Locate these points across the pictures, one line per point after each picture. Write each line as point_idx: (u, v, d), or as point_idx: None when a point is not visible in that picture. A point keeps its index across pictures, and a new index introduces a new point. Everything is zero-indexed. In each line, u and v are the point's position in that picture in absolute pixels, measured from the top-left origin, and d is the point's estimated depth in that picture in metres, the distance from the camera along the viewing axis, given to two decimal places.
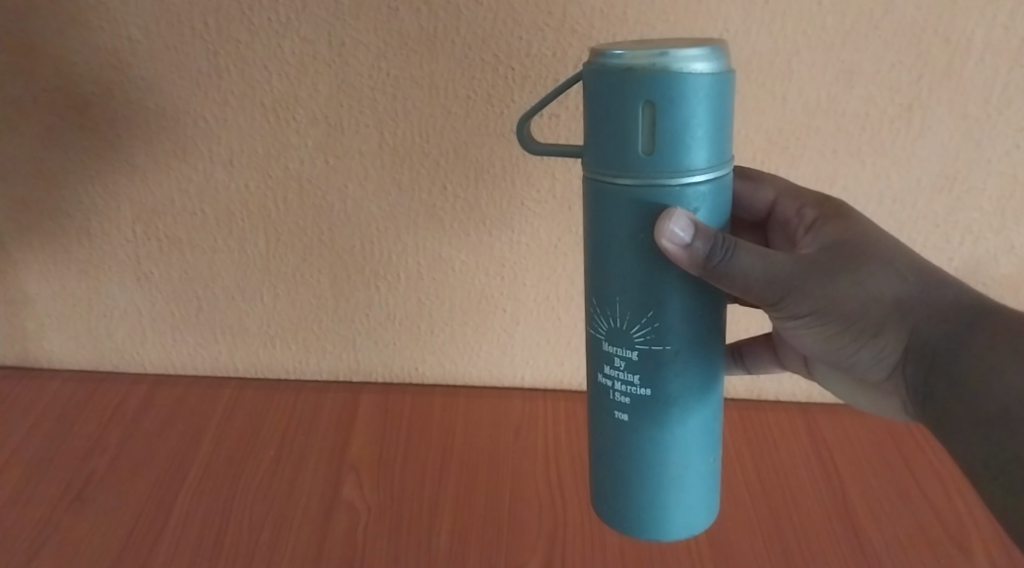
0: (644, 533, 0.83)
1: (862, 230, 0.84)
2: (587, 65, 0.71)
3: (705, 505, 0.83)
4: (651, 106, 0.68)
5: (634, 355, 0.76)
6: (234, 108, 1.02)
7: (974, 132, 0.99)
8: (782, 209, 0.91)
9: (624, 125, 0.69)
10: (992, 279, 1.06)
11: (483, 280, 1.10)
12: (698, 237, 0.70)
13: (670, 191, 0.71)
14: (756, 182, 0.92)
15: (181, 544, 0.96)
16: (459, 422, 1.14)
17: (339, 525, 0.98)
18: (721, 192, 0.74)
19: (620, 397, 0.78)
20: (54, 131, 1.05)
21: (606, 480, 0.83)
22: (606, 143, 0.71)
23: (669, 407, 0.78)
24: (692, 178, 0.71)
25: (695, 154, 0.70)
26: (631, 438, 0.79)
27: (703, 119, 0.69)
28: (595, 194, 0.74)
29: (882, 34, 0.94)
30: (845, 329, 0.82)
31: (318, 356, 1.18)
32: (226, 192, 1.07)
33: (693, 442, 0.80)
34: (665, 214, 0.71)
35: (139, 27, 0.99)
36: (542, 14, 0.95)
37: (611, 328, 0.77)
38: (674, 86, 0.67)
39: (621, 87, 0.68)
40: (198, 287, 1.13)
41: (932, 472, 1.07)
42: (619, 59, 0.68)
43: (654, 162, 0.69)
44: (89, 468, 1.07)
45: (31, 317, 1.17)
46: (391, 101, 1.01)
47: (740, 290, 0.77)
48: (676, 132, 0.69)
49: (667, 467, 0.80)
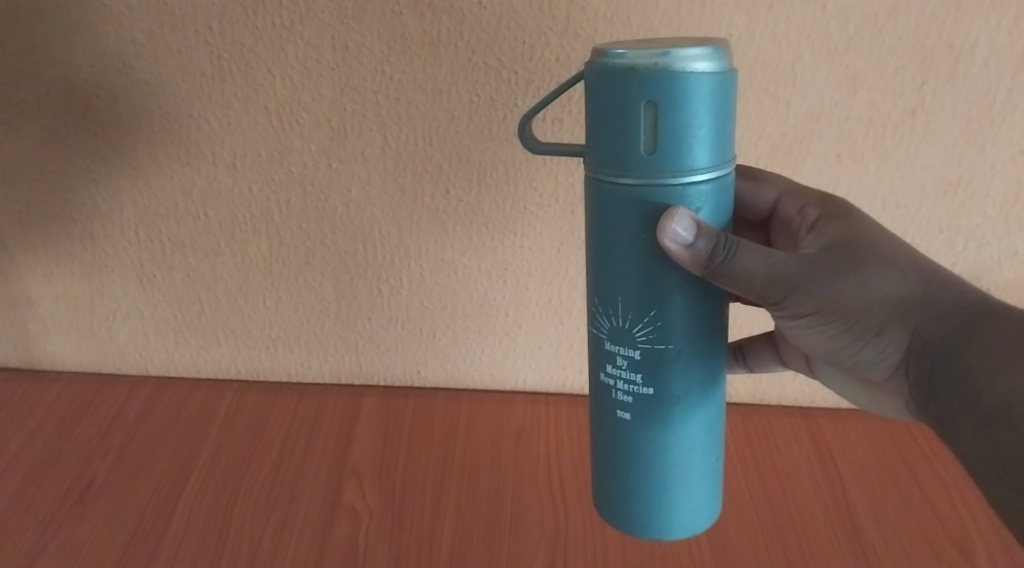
0: (646, 531, 0.82)
1: (866, 229, 0.83)
2: (590, 66, 0.71)
3: (708, 503, 0.83)
4: (653, 107, 0.68)
5: (636, 354, 0.76)
6: (236, 111, 1.03)
7: (979, 137, 0.99)
8: (784, 209, 0.92)
9: (626, 125, 0.69)
10: (995, 285, 1.06)
11: (485, 284, 1.10)
12: (700, 236, 0.70)
13: (672, 190, 0.71)
14: (759, 182, 0.94)
15: (181, 550, 0.96)
16: (461, 425, 1.14)
17: (341, 531, 0.98)
18: (723, 192, 0.74)
19: (622, 396, 0.78)
20: (57, 133, 1.06)
21: (608, 479, 0.83)
22: (609, 142, 0.71)
23: (672, 405, 0.77)
24: (693, 177, 0.71)
25: (696, 154, 0.70)
26: (633, 438, 0.79)
27: (705, 118, 0.69)
28: (597, 194, 0.74)
29: (887, 38, 0.94)
30: (846, 330, 0.82)
31: (320, 359, 1.18)
32: (228, 196, 1.07)
33: (695, 441, 0.80)
34: (667, 213, 0.71)
35: (143, 30, 0.99)
36: (545, 19, 0.95)
37: (613, 328, 0.77)
38: (676, 86, 0.67)
39: (625, 87, 0.68)
40: (200, 289, 1.14)
41: (937, 478, 1.06)
42: (622, 59, 0.68)
43: (656, 161, 0.69)
44: (90, 471, 1.07)
45: (35, 318, 1.17)
46: (395, 105, 1.01)
47: (743, 289, 0.77)
48: (678, 132, 0.69)
49: (669, 466, 0.80)
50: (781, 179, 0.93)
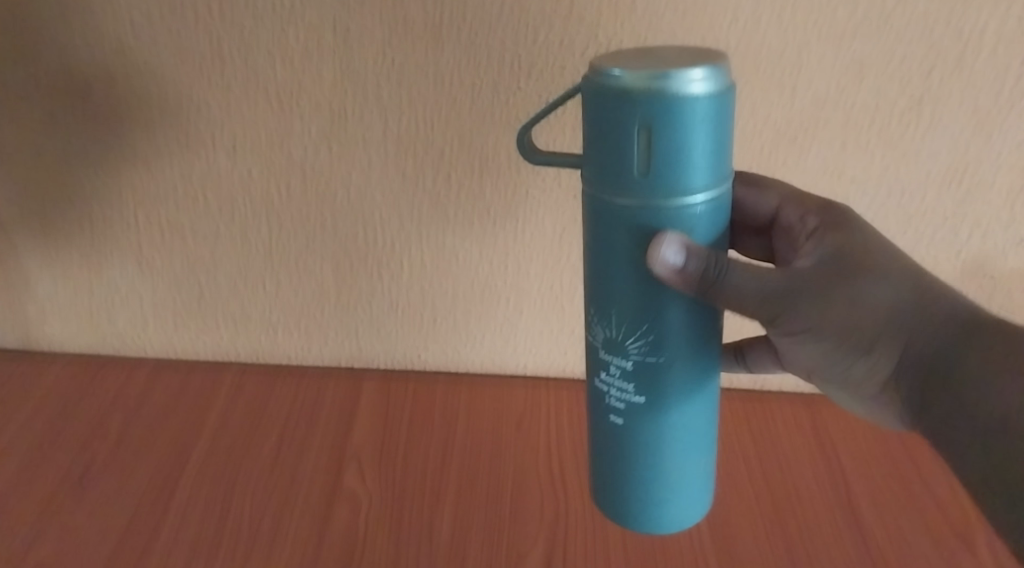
0: (639, 527, 0.84)
1: (867, 238, 0.82)
2: (587, 82, 0.69)
3: (700, 500, 0.84)
4: (649, 129, 0.67)
5: (629, 365, 0.76)
6: (236, 94, 1.01)
7: (986, 125, 0.98)
8: (784, 217, 0.90)
9: (622, 147, 0.68)
10: (999, 273, 1.06)
11: (487, 269, 1.10)
12: (692, 260, 0.70)
13: (667, 212, 0.70)
14: (761, 188, 0.91)
15: (181, 534, 0.97)
16: (462, 411, 1.14)
17: (340, 517, 0.99)
18: (720, 209, 0.73)
19: (615, 402, 0.79)
20: (54, 115, 1.05)
21: (601, 478, 0.84)
22: (606, 162, 0.70)
23: (664, 412, 0.78)
24: (689, 199, 0.70)
25: (692, 176, 0.69)
26: (626, 442, 0.80)
27: (702, 141, 0.68)
28: (594, 212, 0.73)
29: (895, 25, 0.93)
30: (838, 345, 0.81)
31: (320, 343, 1.18)
32: (227, 179, 1.07)
33: (688, 444, 0.80)
34: (660, 237, 0.70)
35: (140, 12, 0.98)
36: (549, 3, 0.94)
37: (607, 338, 0.77)
38: (672, 110, 0.66)
39: (621, 110, 0.67)
40: (200, 273, 1.13)
41: (938, 465, 1.06)
42: (619, 80, 0.66)
43: (652, 184, 0.69)
44: (88, 455, 1.08)
45: (34, 301, 1.17)
46: (396, 88, 1.00)
47: (735, 305, 0.77)
48: (674, 155, 0.67)
49: (661, 469, 0.80)
50: (784, 185, 0.91)
